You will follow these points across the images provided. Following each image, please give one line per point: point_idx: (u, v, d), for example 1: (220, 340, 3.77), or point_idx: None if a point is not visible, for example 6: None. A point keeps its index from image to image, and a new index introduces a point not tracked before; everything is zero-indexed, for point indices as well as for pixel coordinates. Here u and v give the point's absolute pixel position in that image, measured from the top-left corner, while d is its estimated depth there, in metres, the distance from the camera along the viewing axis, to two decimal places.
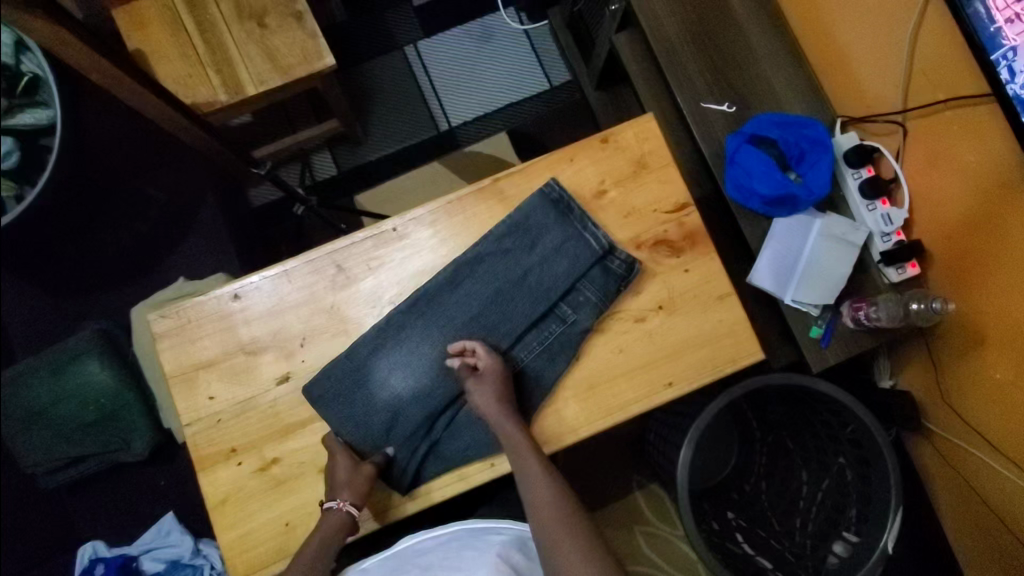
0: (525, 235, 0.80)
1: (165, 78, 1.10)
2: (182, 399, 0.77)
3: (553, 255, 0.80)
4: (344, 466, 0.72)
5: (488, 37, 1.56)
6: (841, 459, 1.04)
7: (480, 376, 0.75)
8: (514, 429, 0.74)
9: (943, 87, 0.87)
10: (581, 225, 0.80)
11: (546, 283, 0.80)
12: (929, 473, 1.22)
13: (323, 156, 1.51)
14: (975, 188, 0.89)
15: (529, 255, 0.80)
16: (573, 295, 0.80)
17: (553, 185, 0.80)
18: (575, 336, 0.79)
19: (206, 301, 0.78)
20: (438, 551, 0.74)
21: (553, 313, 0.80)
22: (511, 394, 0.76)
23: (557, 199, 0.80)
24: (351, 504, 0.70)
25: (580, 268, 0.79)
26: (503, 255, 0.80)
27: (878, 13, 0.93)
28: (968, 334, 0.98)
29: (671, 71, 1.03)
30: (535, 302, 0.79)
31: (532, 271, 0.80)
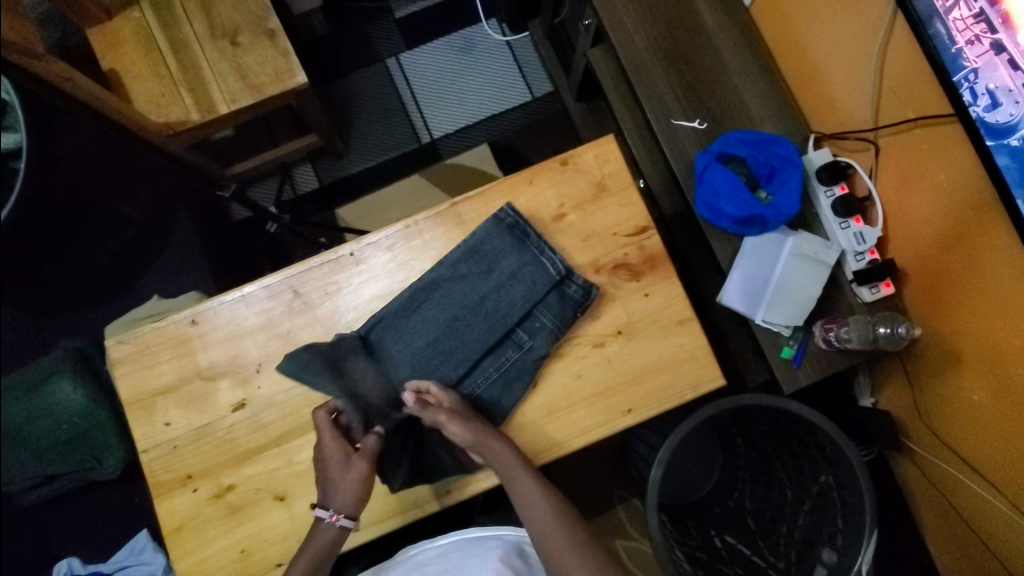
0: (481, 259, 0.79)
1: (138, 98, 1.11)
2: (139, 425, 0.77)
3: (510, 280, 0.79)
4: (337, 470, 0.71)
5: (470, 48, 1.56)
6: (824, 476, 1.00)
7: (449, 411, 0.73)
8: (498, 445, 0.73)
9: (912, 105, 0.86)
10: (538, 250, 0.79)
11: (502, 309, 0.79)
12: (915, 493, 1.19)
13: (305, 170, 1.51)
14: (946, 209, 0.87)
15: (486, 281, 0.79)
16: (530, 321, 0.79)
17: (508, 210, 0.80)
18: (532, 362, 0.78)
19: (164, 327, 0.78)
20: (439, 562, 0.76)
21: (510, 339, 0.79)
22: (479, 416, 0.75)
23: (513, 224, 0.80)
24: (344, 519, 0.70)
25: (537, 293, 0.79)
26: (460, 281, 0.79)
27: (847, 30, 0.91)
28: (944, 353, 0.96)
29: (640, 88, 1.02)
30: (491, 328, 0.79)
31: (490, 296, 0.79)
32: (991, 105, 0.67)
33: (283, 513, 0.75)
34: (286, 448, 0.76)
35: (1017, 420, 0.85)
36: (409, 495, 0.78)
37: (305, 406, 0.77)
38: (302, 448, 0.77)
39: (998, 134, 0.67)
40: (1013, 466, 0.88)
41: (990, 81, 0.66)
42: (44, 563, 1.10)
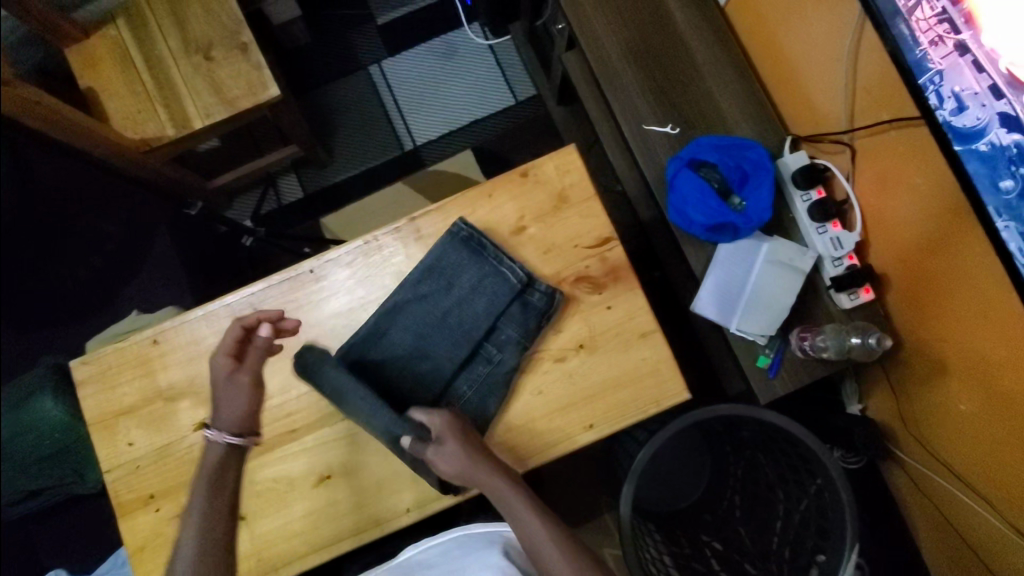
0: (440, 276, 0.78)
1: (114, 115, 1.11)
2: (103, 445, 0.78)
3: (471, 293, 0.78)
4: (223, 384, 0.67)
5: (452, 53, 1.52)
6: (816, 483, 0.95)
7: (438, 441, 0.69)
8: (486, 471, 0.68)
9: (886, 106, 0.83)
10: (497, 261, 0.78)
11: (466, 323, 0.78)
12: (913, 511, 1.12)
13: (289, 179, 1.49)
14: (925, 212, 0.84)
15: (448, 297, 0.78)
16: (496, 334, 0.78)
17: (460, 225, 0.79)
18: (502, 377, 0.77)
19: (126, 347, 0.79)
20: (441, 559, 0.72)
21: (478, 354, 0.78)
22: (474, 443, 0.70)
23: (467, 238, 0.79)
24: (228, 436, 0.66)
25: (498, 305, 0.77)
26: (421, 301, 0.78)
27: (819, 29, 0.89)
28: (929, 361, 0.93)
29: (611, 94, 1.00)
30: (457, 344, 0.77)
31: (453, 311, 0.78)
32: (957, 109, 0.65)
33: (244, 533, 0.76)
34: (247, 467, 0.77)
35: (1004, 431, 0.82)
36: (369, 515, 0.76)
37: (266, 424, 0.77)
38: (262, 467, 0.77)
39: (965, 138, 0.65)
40: (1005, 478, 0.84)
41: (955, 84, 0.64)
42: None
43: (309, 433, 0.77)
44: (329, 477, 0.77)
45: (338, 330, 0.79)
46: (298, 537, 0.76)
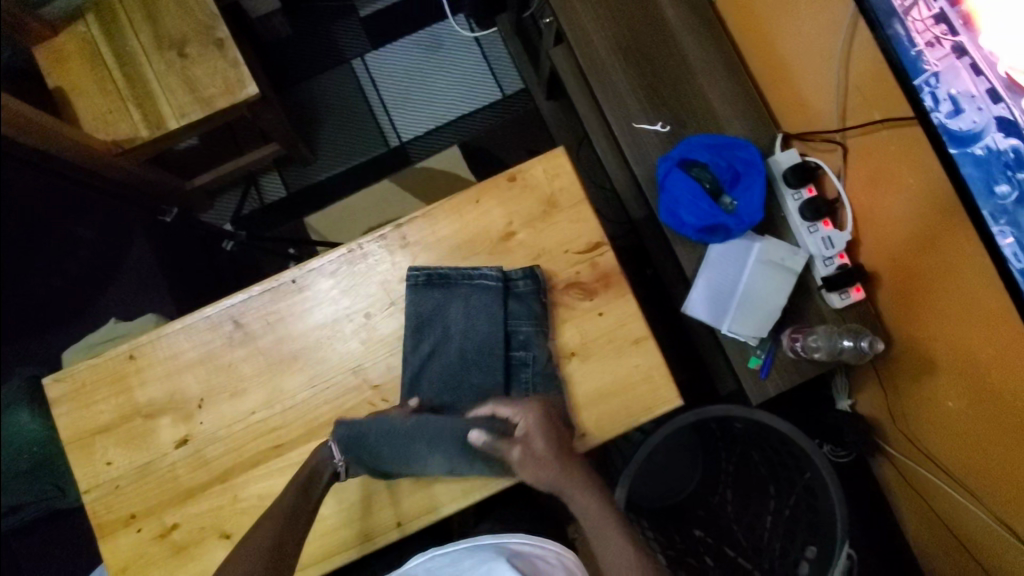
0: (431, 325, 0.75)
1: (85, 116, 1.07)
2: (80, 465, 0.75)
3: (468, 321, 0.75)
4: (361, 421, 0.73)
5: (437, 46, 1.48)
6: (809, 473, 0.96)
7: (525, 441, 0.68)
8: (569, 469, 0.69)
9: (878, 105, 0.81)
10: (469, 280, 0.76)
11: (481, 348, 0.75)
12: (900, 504, 1.13)
13: (271, 178, 1.45)
14: (915, 212, 0.83)
15: (448, 338, 0.75)
16: (514, 336, 0.76)
17: (412, 273, 0.76)
18: (545, 371, 0.75)
19: (102, 362, 0.77)
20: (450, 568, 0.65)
21: (512, 365, 0.75)
22: (560, 445, 0.70)
23: (427, 281, 0.76)
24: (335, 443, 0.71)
25: (499, 314, 0.75)
26: (431, 356, 0.75)
27: (811, 25, 0.87)
28: (918, 359, 0.93)
29: (601, 92, 0.98)
30: (489, 368, 0.75)
31: (468, 346, 0.75)
32: (953, 111, 0.63)
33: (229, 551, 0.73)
34: (231, 484, 0.75)
35: (993, 428, 0.82)
36: (358, 528, 0.75)
37: (250, 439, 0.75)
38: (247, 484, 0.75)
39: (961, 141, 0.63)
40: (994, 475, 0.85)
41: (952, 86, 0.63)
42: None
43: (294, 448, 0.75)
44: None
45: (323, 341, 0.77)
46: None
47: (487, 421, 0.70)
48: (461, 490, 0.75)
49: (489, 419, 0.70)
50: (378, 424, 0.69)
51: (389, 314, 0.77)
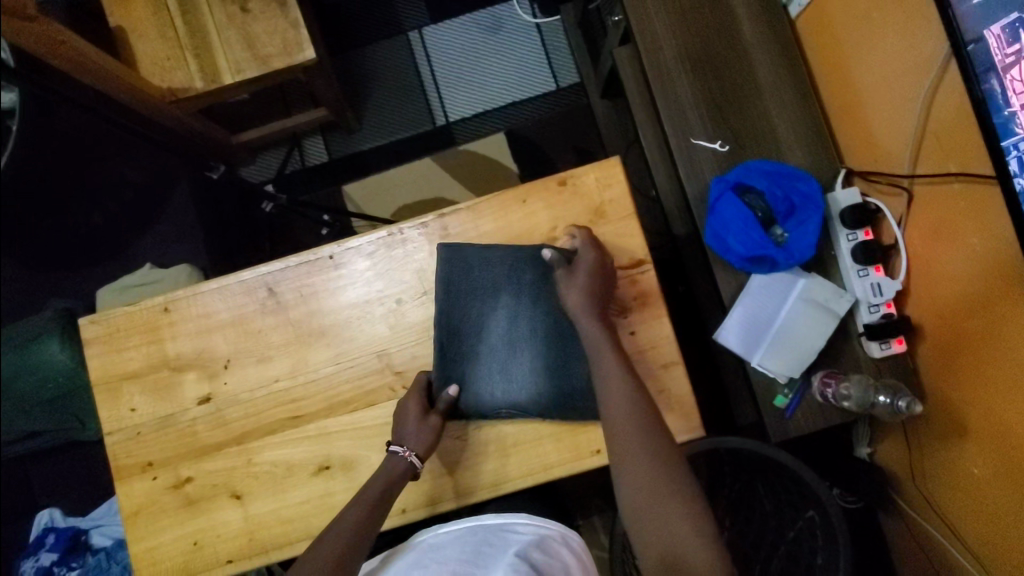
0: (473, 290, 0.75)
1: (143, 59, 1.07)
2: (105, 407, 0.77)
3: (510, 284, 0.75)
4: (410, 417, 0.71)
5: (498, 27, 1.45)
6: (811, 512, 0.96)
7: (572, 270, 0.71)
8: (601, 335, 0.68)
9: (953, 157, 0.77)
10: (512, 255, 0.75)
11: (526, 310, 0.75)
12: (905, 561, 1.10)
13: (316, 142, 1.45)
14: (975, 271, 0.79)
15: (495, 303, 0.75)
16: (554, 305, 0.75)
17: (445, 252, 0.74)
18: (580, 348, 0.74)
19: (136, 312, 0.78)
20: (457, 547, 0.66)
21: (549, 337, 0.75)
22: (601, 292, 0.71)
23: (458, 255, 0.74)
24: (417, 458, 0.70)
25: (542, 280, 0.75)
26: (474, 314, 0.75)
27: (896, 61, 0.82)
28: (950, 421, 0.89)
29: (663, 102, 0.95)
30: (532, 325, 0.75)
31: (510, 314, 0.75)
32: None
33: (237, 512, 0.75)
34: (247, 448, 0.76)
35: (1016, 507, 0.79)
36: None
37: (272, 406, 0.76)
38: (263, 449, 0.76)
39: None
40: (1010, 553, 0.82)
41: None
42: (30, 509, 1.15)
43: (312, 421, 0.76)
44: (328, 467, 0.75)
45: (352, 320, 0.77)
46: (286, 520, 0.74)
47: (558, 249, 0.74)
48: (468, 486, 0.75)
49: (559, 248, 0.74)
50: (480, 247, 0.75)
51: (421, 303, 0.77)
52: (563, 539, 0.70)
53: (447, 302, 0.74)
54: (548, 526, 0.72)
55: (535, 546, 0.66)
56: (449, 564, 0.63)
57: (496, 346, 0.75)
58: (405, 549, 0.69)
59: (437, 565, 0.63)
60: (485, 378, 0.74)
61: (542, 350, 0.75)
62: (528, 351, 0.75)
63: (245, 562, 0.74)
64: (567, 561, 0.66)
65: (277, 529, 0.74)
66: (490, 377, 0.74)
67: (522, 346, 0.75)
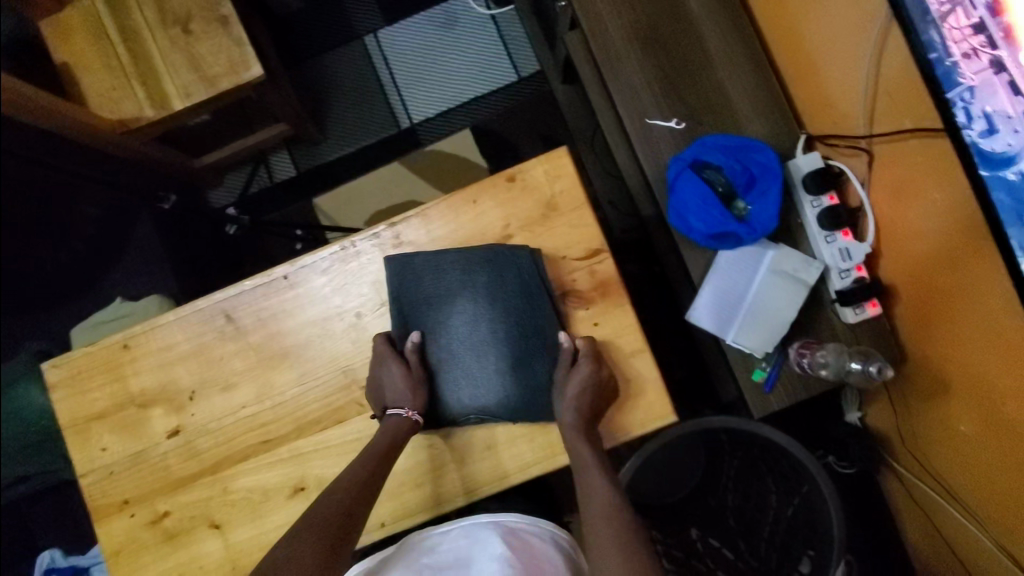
0: (428, 299, 0.75)
1: (90, 93, 1.06)
2: (76, 451, 0.77)
3: (465, 289, 0.75)
4: (394, 376, 0.71)
5: (452, 23, 1.43)
6: (807, 487, 0.95)
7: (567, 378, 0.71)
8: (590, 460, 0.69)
9: (908, 113, 0.76)
10: (460, 258, 0.74)
11: (483, 314, 0.75)
12: (907, 521, 1.09)
13: (280, 157, 1.43)
14: (940, 228, 0.77)
15: (452, 310, 0.75)
16: (510, 304, 0.75)
17: (393, 263, 0.74)
18: (540, 343, 0.75)
19: (96, 351, 0.77)
20: (447, 551, 0.65)
21: (509, 337, 0.75)
22: (595, 404, 0.71)
23: (407, 266, 0.74)
24: (419, 414, 0.71)
25: (495, 280, 0.74)
26: (434, 323, 0.76)
27: (843, 19, 0.80)
28: (933, 380, 0.88)
29: (613, 85, 0.93)
30: (491, 327, 0.75)
31: (470, 320, 0.75)
32: (987, 131, 0.57)
33: (217, 541, 0.74)
34: (221, 477, 0.75)
35: (1008, 461, 0.78)
36: None
37: (242, 433, 0.76)
38: (236, 477, 0.75)
39: (993, 164, 0.57)
40: (1006, 507, 0.81)
41: (987, 104, 0.56)
42: (28, 551, 1.16)
43: (283, 444, 0.75)
44: (304, 489, 0.75)
45: (314, 339, 0.76)
46: (268, 545, 0.74)
47: (507, 249, 0.74)
48: (444, 494, 0.74)
49: (506, 248, 0.74)
50: (429, 253, 0.74)
51: (380, 314, 0.76)
52: (553, 537, 0.68)
53: (405, 312, 0.75)
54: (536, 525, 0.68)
55: (525, 550, 0.64)
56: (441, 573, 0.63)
57: (459, 350, 0.75)
58: (394, 548, 0.68)
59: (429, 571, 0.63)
60: (452, 380, 0.75)
61: (504, 349, 0.75)
62: (490, 352, 0.75)
63: None
64: (557, 564, 0.65)
65: (259, 554, 0.74)
66: (456, 380, 0.75)
67: (483, 348, 0.75)
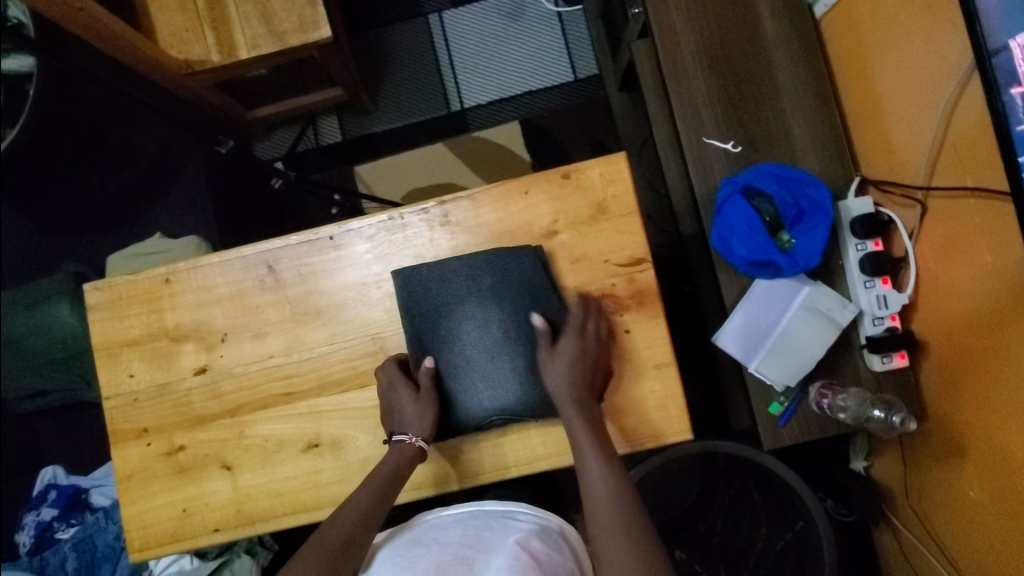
0: (439, 304, 0.74)
1: (162, 30, 1.07)
2: (105, 373, 0.79)
3: (474, 292, 0.74)
4: (406, 400, 0.72)
5: (518, 14, 1.44)
6: (801, 523, 0.96)
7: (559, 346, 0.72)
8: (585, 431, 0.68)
9: (971, 170, 0.75)
10: (467, 263, 0.74)
11: (493, 317, 0.74)
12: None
13: (330, 121, 1.45)
14: (986, 291, 0.76)
15: (466, 316, 0.74)
16: (521, 304, 0.74)
17: (399, 277, 0.75)
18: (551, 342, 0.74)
19: (138, 280, 0.79)
20: (458, 529, 0.66)
21: (523, 338, 0.74)
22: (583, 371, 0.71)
23: (415, 277, 0.74)
24: (423, 441, 0.71)
25: (503, 280, 0.74)
26: (450, 328, 0.74)
27: (920, 68, 0.80)
28: (949, 440, 0.88)
29: (677, 99, 0.93)
30: (502, 326, 0.74)
31: (484, 325, 0.74)
32: None
33: (226, 482, 0.76)
34: (239, 421, 0.77)
35: (1013, 534, 0.77)
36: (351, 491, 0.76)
37: (266, 381, 0.77)
38: (254, 423, 0.77)
39: None
40: None
41: None
42: (33, 464, 1.19)
43: (303, 399, 0.77)
44: (317, 445, 0.76)
45: (350, 302, 0.78)
46: (275, 494, 0.76)
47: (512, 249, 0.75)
48: (455, 471, 0.75)
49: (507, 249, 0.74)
50: (432, 264, 0.75)
51: None
52: (562, 532, 0.69)
53: (420, 320, 0.75)
54: (541, 518, 0.70)
55: (536, 535, 0.65)
56: (450, 547, 0.62)
57: (474, 356, 0.74)
58: (406, 526, 0.69)
59: (439, 546, 0.63)
60: (468, 391, 0.74)
61: (521, 347, 0.74)
62: (508, 353, 0.74)
63: (231, 531, 0.76)
64: (565, 552, 0.66)
65: (266, 501, 0.76)
66: (473, 386, 0.74)
67: (498, 351, 0.74)
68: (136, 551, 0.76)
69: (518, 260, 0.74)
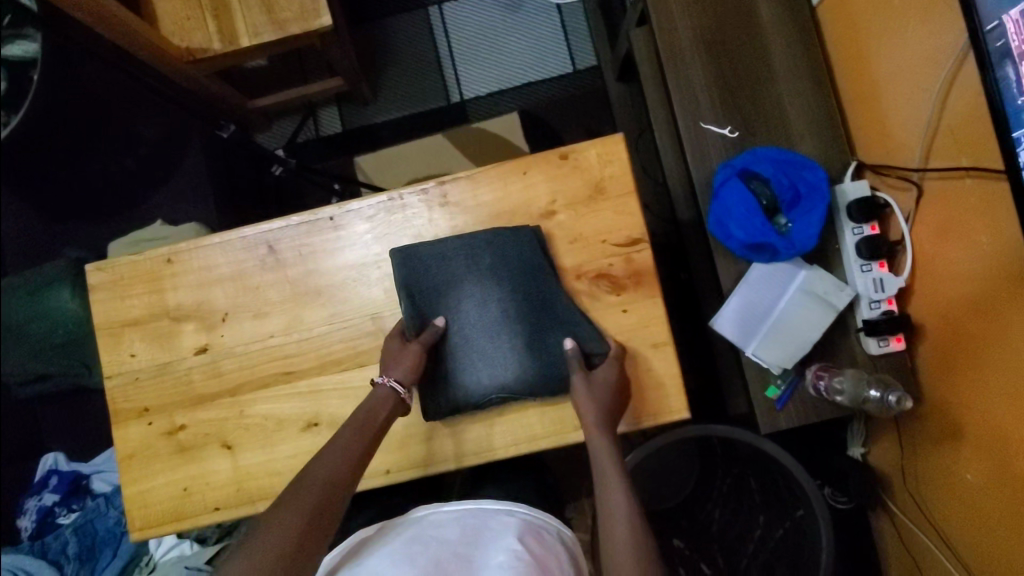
0: (439, 282, 0.75)
1: (164, 18, 1.08)
2: (106, 352, 0.79)
3: (474, 273, 0.75)
4: (392, 348, 0.73)
5: (517, 6, 1.44)
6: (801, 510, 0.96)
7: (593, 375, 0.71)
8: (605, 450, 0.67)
9: (967, 152, 0.76)
10: (467, 242, 0.75)
11: (491, 296, 0.75)
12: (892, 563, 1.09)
13: (330, 112, 1.46)
14: (984, 272, 0.77)
15: (466, 295, 0.76)
16: (522, 285, 0.75)
17: (396, 254, 0.75)
18: (550, 322, 0.75)
19: (139, 260, 0.80)
20: (456, 528, 0.66)
21: (523, 318, 0.75)
22: (613, 403, 0.70)
23: (414, 255, 0.75)
24: (397, 381, 0.70)
25: (504, 262, 0.75)
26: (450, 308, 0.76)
27: (915, 51, 0.80)
28: (946, 424, 0.88)
29: (674, 84, 0.94)
30: (501, 306, 0.75)
31: (484, 305, 0.75)
32: None
33: (226, 462, 0.77)
34: (239, 400, 0.78)
35: (1013, 515, 0.77)
36: None
37: (265, 361, 0.78)
38: (254, 403, 0.77)
39: None
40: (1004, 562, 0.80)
41: None
42: (33, 451, 1.19)
43: (303, 379, 0.77)
44: (317, 424, 0.77)
45: (349, 282, 0.78)
46: (274, 473, 0.76)
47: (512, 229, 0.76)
48: (453, 451, 0.76)
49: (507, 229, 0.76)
50: (432, 243, 0.75)
51: None
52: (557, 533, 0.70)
53: (419, 297, 0.75)
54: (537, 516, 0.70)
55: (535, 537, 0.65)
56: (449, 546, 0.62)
57: (472, 334, 0.75)
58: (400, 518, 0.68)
59: (438, 543, 0.62)
60: (466, 369, 0.74)
61: (518, 325, 0.75)
62: (506, 331, 0.75)
63: (231, 510, 0.76)
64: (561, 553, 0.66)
65: (266, 480, 0.76)
66: (473, 365, 0.74)
67: (496, 328, 0.75)
68: (137, 530, 0.77)
69: (519, 242, 0.75)
